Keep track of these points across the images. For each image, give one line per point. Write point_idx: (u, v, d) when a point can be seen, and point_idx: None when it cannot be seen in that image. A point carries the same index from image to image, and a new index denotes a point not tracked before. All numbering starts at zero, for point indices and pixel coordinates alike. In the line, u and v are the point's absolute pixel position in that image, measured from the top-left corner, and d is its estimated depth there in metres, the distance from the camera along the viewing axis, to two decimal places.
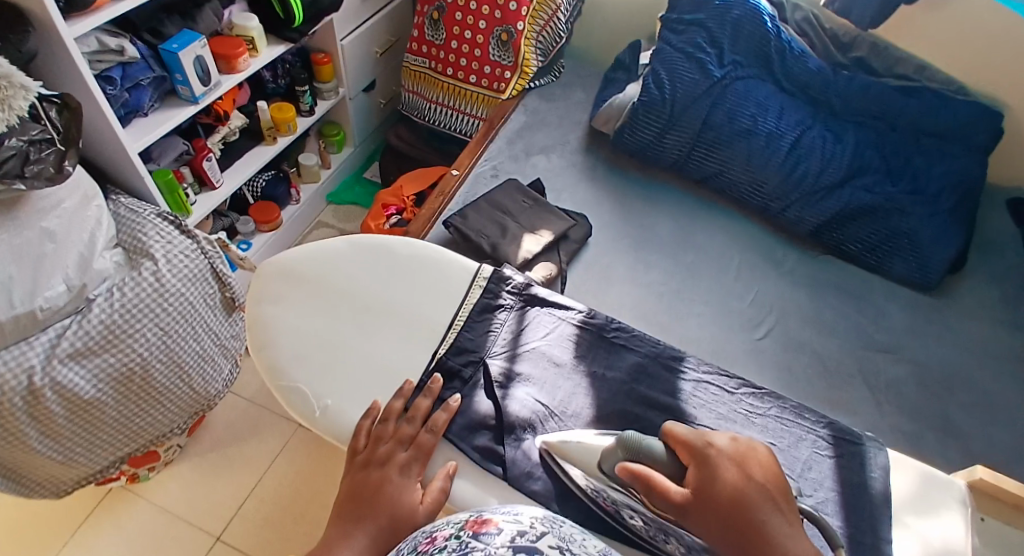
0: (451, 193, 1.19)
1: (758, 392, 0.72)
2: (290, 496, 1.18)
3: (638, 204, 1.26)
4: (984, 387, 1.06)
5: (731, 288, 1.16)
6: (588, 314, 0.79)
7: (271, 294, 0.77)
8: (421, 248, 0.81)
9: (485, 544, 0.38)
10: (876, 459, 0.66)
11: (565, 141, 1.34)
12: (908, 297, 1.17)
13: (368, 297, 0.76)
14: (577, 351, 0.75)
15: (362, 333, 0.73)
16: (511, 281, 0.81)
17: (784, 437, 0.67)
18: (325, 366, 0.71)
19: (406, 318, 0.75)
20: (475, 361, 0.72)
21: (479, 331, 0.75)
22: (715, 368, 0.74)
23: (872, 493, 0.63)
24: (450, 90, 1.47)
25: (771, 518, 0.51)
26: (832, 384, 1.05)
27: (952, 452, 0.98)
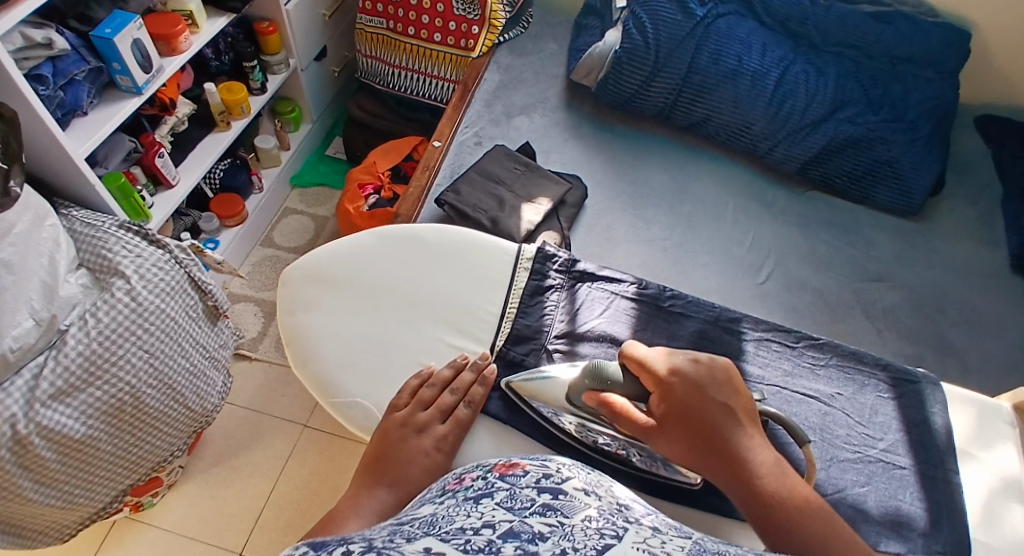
0: (436, 167, 1.13)
1: (817, 344, 0.72)
2: (308, 497, 1.13)
3: (629, 159, 1.24)
4: (973, 304, 1.09)
5: (729, 234, 1.15)
6: (639, 285, 0.77)
7: (304, 302, 0.75)
8: (447, 232, 0.80)
9: (509, 483, 0.39)
10: (935, 395, 0.67)
11: (545, 98, 1.30)
12: (894, 224, 1.19)
13: (407, 291, 0.75)
14: (636, 325, 0.73)
15: (410, 330, 0.71)
16: (556, 259, 0.80)
17: (848, 385, 0.68)
18: (370, 362, 0.70)
19: (450, 307, 0.73)
20: (536, 348, 0.71)
21: (533, 316, 0.74)
22: (773, 325, 0.73)
23: (936, 429, 0.65)
24: (414, 52, 1.39)
25: (732, 437, 0.52)
26: (835, 318, 1.06)
27: (952, 371, 1.01)
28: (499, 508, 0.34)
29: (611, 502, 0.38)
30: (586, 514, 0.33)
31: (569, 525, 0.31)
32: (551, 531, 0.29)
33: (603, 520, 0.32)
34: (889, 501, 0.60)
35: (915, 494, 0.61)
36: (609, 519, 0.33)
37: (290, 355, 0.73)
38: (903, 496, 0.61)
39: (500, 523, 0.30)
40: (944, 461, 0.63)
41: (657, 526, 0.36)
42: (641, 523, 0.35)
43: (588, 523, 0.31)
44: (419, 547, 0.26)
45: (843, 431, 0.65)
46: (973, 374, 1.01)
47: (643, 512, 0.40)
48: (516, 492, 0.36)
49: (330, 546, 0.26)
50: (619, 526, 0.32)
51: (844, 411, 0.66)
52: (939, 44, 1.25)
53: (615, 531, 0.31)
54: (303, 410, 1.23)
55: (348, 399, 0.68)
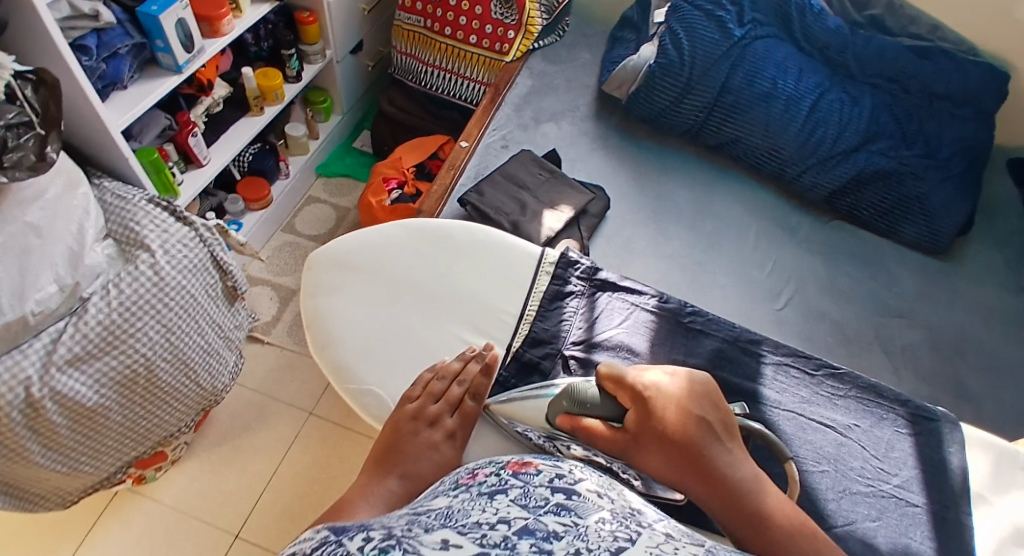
0: (461, 167, 1.14)
1: (837, 373, 0.71)
2: (307, 484, 1.14)
3: (654, 174, 1.24)
4: (994, 348, 1.07)
5: (751, 257, 1.14)
6: (660, 299, 0.77)
7: (327, 287, 0.76)
8: (474, 230, 0.80)
9: (523, 481, 0.38)
10: (953, 435, 0.66)
11: (575, 107, 1.30)
12: (918, 260, 1.18)
13: (429, 285, 0.75)
14: (653, 338, 0.73)
15: (429, 324, 0.72)
16: (579, 266, 0.80)
17: (865, 417, 0.68)
18: (387, 352, 0.70)
19: (471, 305, 0.73)
20: (553, 352, 0.72)
21: (552, 320, 0.74)
22: (794, 350, 0.72)
23: (952, 470, 0.64)
24: (449, 51, 1.40)
25: (717, 455, 0.53)
26: (851, 350, 1.05)
27: (968, 415, 0.99)
28: (513, 505, 0.33)
29: (624, 506, 0.37)
30: (600, 517, 0.33)
31: (584, 525, 0.31)
32: (566, 531, 0.29)
33: (617, 524, 0.32)
34: (900, 538, 0.59)
35: (926, 533, 0.60)
36: (622, 523, 0.33)
37: (308, 337, 0.73)
38: (915, 534, 0.60)
39: (516, 520, 0.30)
40: (958, 502, 0.62)
41: (670, 532, 0.35)
42: (654, 528, 0.34)
43: (603, 525, 0.31)
44: (436, 538, 0.27)
45: (857, 463, 0.64)
46: (989, 419, 0.99)
47: (654, 517, 0.39)
48: (530, 491, 0.36)
49: (349, 535, 0.27)
50: (632, 530, 0.32)
51: (859, 443, 0.66)
52: (978, 82, 1.23)
53: (629, 534, 0.31)
54: (309, 398, 1.24)
55: (362, 387, 0.68)
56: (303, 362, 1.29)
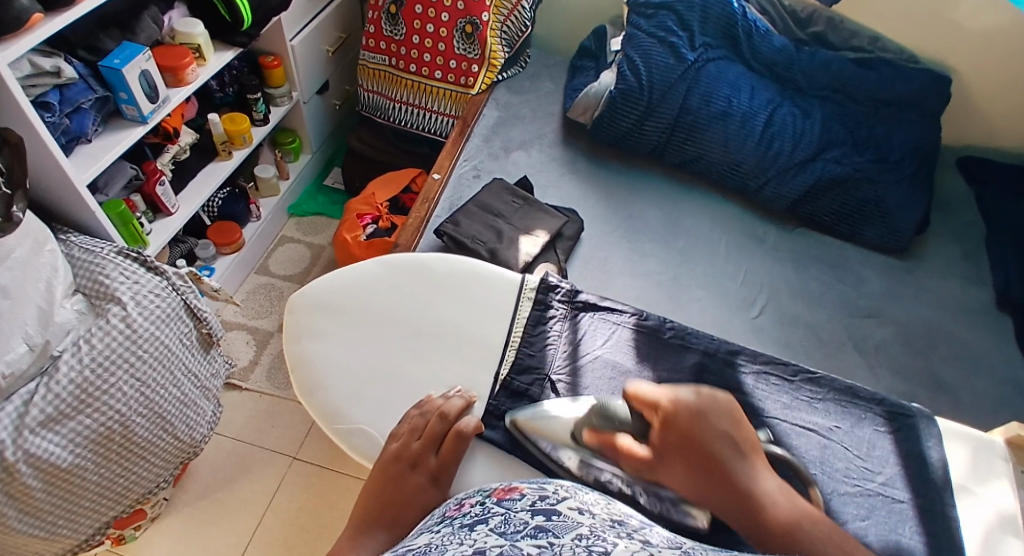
0: (435, 199, 1.14)
1: (814, 378, 0.73)
2: (296, 529, 1.11)
3: (623, 195, 1.28)
4: (961, 341, 1.12)
5: (722, 269, 1.18)
6: (640, 316, 0.78)
7: (310, 330, 0.75)
8: (454, 263, 0.81)
9: (505, 508, 0.39)
10: (930, 429, 0.68)
11: (542, 134, 1.34)
12: (881, 260, 1.23)
13: (415, 318, 0.75)
14: (638, 355, 0.73)
15: (418, 358, 0.72)
16: (559, 289, 0.80)
17: (846, 419, 0.70)
18: (376, 392, 0.70)
19: (457, 335, 0.74)
20: (541, 378, 0.71)
21: (538, 347, 0.74)
22: (771, 358, 0.74)
23: (933, 464, 0.65)
24: (415, 87, 1.42)
25: (740, 467, 0.51)
26: (826, 352, 1.08)
27: (942, 406, 1.02)
28: (493, 534, 0.34)
29: (605, 520, 0.38)
30: (577, 534, 0.33)
31: (559, 545, 0.31)
32: (541, 553, 0.29)
33: (593, 538, 0.32)
34: (889, 533, 0.60)
35: (915, 528, 0.61)
36: (599, 537, 0.33)
37: (294, 382, 0.73)
38: (902, 530, 0.61)
39: (491, 549, 0.30)
40: (942, 493, 0.63)
41: (648, 540, 0.35)
42: (633, 538, 0.35)
43: (578, 541, 0.31)
44: None
45: (842, 463, 0.65)
46: (964, 409, 1.02)
47: (638, 527, 0.39)
48: (510, 517, 0.37)
49: None
50: (608, 542, 0.32)
51: (842, 444, 0.67)
52: (922, 89, 1.30)
53: (605, 548, 0.31)
54: (294, 443, 1.21)
55: (353, 427, 0.67)
56: (285, 407, 1.27)
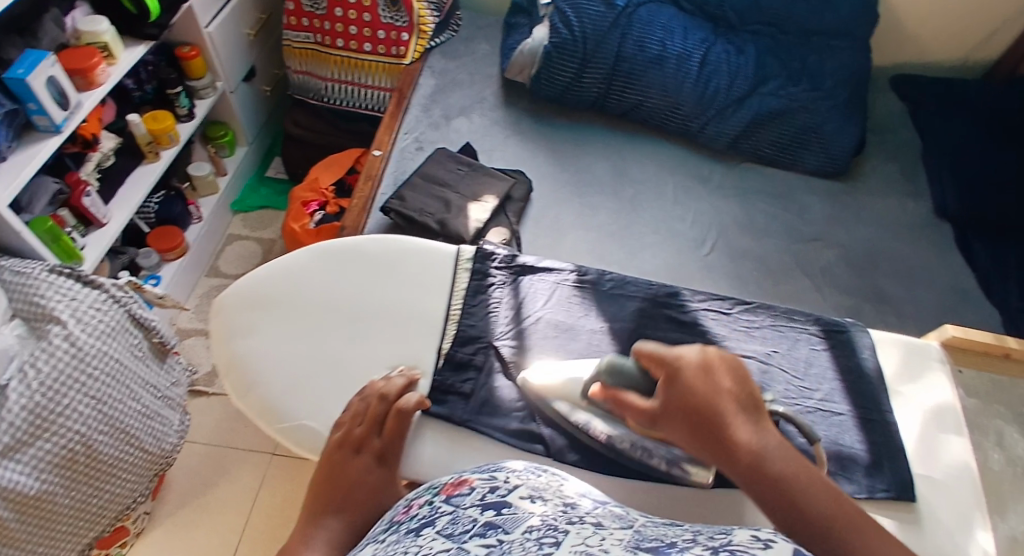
0: (378, 176, 1.12)
1: (750, 307, 0.74)
2: (282, 520, 1.12)
3: (570, 151, 1.27)
4: (902, 254, 1.17)
5: (673, 212, 1.20)
6: (579, 272, 0.76)
7: (241, 328, 0.73)
8: (388, 242, 0.79)
9: (453, 506, 0.39)
10: (863, 339, 0.71)
11: (482, 98, 1.32)
12: (822, 186, 1.26)
13: (348, 305, 0.74)
14: (579, 311, 0.72)
15: (355, 344, 0.71)
16: (496, 256, 0.80)
17: (783, 342, 0.71)
18: (315, 383, 0.69)
19: (393, 316, 0.73)
20: (483, 347, 0.71)
21: (478, 316, 0.73)
22: (708, 294, 0.74)
23: (868, 373, 0.69)
24: (345, 63, 1.37)
25: (743, 429, 0.47)
26: (777, 280, 1.12)
27: (888, 317, 1.08)
28: (440, 536, 0.34)
29: (555, 506, 0.39)
30: (527, 526, 0.34)
31: (508, 541, 0.31)
32: (489, 553, 0.30)
33: (545, 529, 0.33)
34: (830, 441, 0.63)
35: (855, 436, 0.64)
36: (551, 526, 0.34)
37: (231, 383, 0.71)
38: (842, 437, 0.64)
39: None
40: (879, 401, 0.66)
41: (600, 521, 0.36)
42: (584, 521, 0.36)
43: (528, 535, 0.32)
44: None
45: (782, 385, 0.67)
46: (907, 317, 1.08)
47: (590, 508, 0.41)
48: (459, 515, 0.37)
49: None
50: (560, 531, 0.33)
51: (781, 367, 0.69)
52: (850, 13, 1.31)
53: (555, 537, 0.31)
54: (270, 438, 1.21)
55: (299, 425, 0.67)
56: None
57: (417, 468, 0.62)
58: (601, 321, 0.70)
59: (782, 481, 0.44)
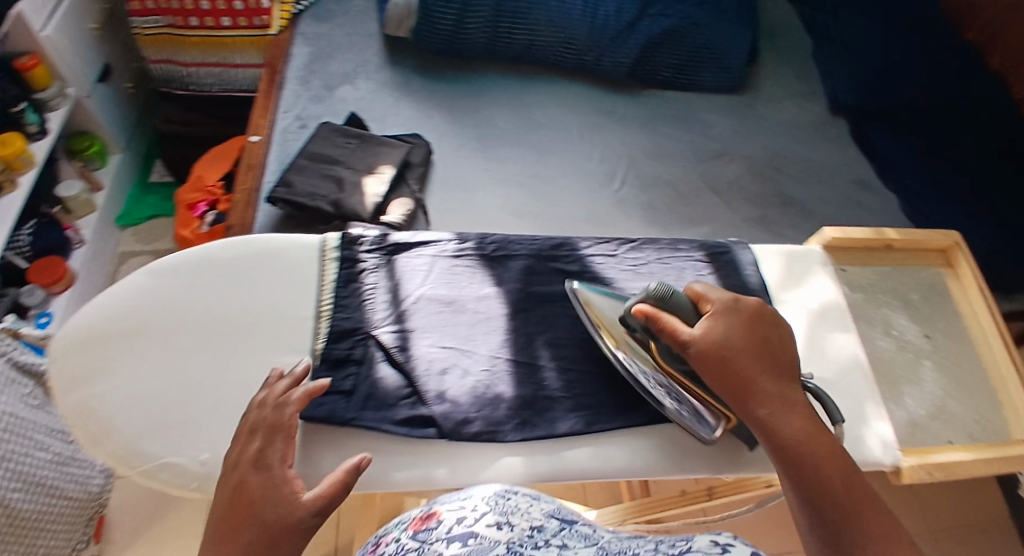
0: (260, 163, 1.05)
1: (636, 244, 0.72)
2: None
3: (467, 104, 1.22)
4: (803, 155, 1.18)
5: (580, 151, 1.18)
6: (459, 241, 0.70)
7: (80, 373, 0.57)
8: (241, 242, 0.66)
9: (420, 541, 0.45)
10: (745, 255, 0.72)
11: (365, 60, 1.24)
12: (722, 102, 1.26)
13: (207, 319, 0.60)
14: (464, 283, 0.67)
15: (220, 363, 0.58)
16: (364, 239, 0.68)
17: (671, 273, 0.70)
18: (179, 419, 0.56)
19: (263, 322, 0.61)
20: (360, 338, 0.61)
21: (352, 307, 0.63)
22: (596, 238, 0.73)
23: (751, 287, 0.69)
24: (206, 43, 1.28)
25: (771, 406, 0.52)
26: (689, 202, 1.12)
27: (795, 220, 1.10)
28: None
29: (521, 531, 0.46)
30: None
31: None
32: None
33: None
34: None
35: None
36: None
37: (80, 439, 0.55)
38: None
39: None
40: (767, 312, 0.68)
41: (564, 544, 0.46)
42: (548, 545, 0.45)
43: None
44: None
45: None
46: (814, 217, 1.11)
47: (557, 529, 0.48)
48: (428, 550, 0.44)
49: None
50: None
51: None
52: None
53: None
54: None
55: (185, 471, 0.54)
56: None
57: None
58: (492, 287, 0.67)
59: (811, 469, 0.48)
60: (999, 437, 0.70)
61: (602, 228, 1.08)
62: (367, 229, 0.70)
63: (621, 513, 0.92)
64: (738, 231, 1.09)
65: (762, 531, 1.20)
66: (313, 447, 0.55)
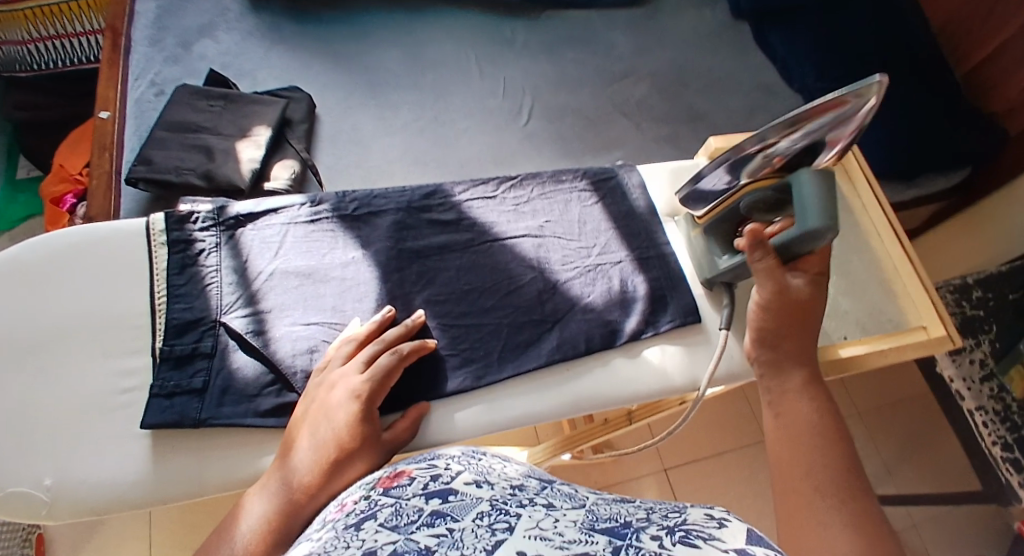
0: (116, 142, 0.94)
1: (514, 182, 0.71)
2: (185, 526, 1.10)
3: (349, 47, 1.11)
4: (710, 64, 1.14)
5: (480, 87, 1.10)
6: (313, 203, 0.65)
7: None
8: (48, 242, 0.59)
9: (393, 498, 0.36)
10: (631, 179, 0.72)
11: (223, 9, 1.11)
12: (622, 15, 1.19)
13: (22, 333, 0.55)
14: (323, 249, 0.63)
15: (50, 378, 0.54)
16: (196, 216, 0.62)
17: (554, 209, 0.70)
18: (11, 444, 0.52)
19: (91, 326, 0.57)
20: (206, 328, 0.57)
21: (193, 295, 0.58)
22: (470, 181, 0.70)
23: (638, 212, 0.70)
24: (42, 14, 1.18)
25: (787, 365, 0.54)
26: (599, 129, 1.07)
27: (704, 134, 1.08)
28: (383, 528, 0.31)
29: (504, 489, 0.38)
30: (478, 512, 0.33)
31: (459, 529, 0.31)
32: (439, 544, 0.29)
33: (495, 514, 0.32)
34: (612, 289, 0.65)
35: (635, 277, 0.66)
36: (502, 510, 0.33)
37: None
38: (626, 282, 0.66)
39: (383, 547, 0.29)
40: (656, 242, 0.68)
41: (552, 502, 0.36)
42: (535, 504, 0.35)
43: (479, 521, 0.31)
44: None
45: (556, 256, 0.66)
46: (722, 128, 1.08)
47: (539, 487, 0.40)
48: (402, 506, 0.34)
49: None
50: (513, 514, 0.32)
51: (555, 235, 0.68)
52: None
53: (508, 522, 0.31)
54: None
55: (35, 499, 0.51)
56: None
57: (212, 492, 0.54)
58: (357, 250, 0.64)
59: (798, 425, 0.49)
60: (895, 326, 0.71)
61: (511, 167, 1.03)
62: (199, 203, 0.64)
63: (552, 448, 0.92)
64: (650, 153, 1.06)
65: (705, 441, 1.24)
66: (172, 451, 0.54)
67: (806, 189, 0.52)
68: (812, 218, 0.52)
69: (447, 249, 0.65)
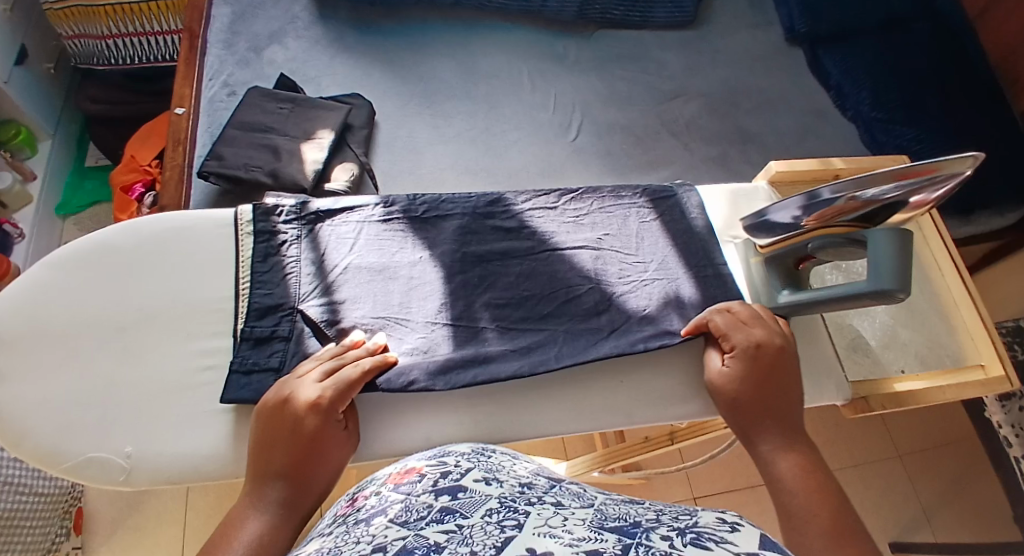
0: (190, 137, 0.99)
1: (575, 195, 0.73)
2: (221, 509, 1.13)
3: (408, 57, 1.15)
4: (762, 88, 1.15)
5: (532, 101, 1.12)
6: (385, 204, 0.69)
7: None
8: (142, 226, 0.63)
9: (403, 494, 0.37)
10: (689, 199, 0.74)
11: (293, 17, 1.16)
12: (675, 37, 1.21)
13: (112, 310, 0.59)
14: (394, 248, 0.66)
15: (135, 355, 0.58)
16: (281, 209, 0.66)
17: (612, 223, 0.71)
18: (97, 413, 0.56)
19: (175, 308, 0.60)
20: (285, 314, 0.61)
21: (274, 282, 0.62)
22: (532, 191, 0.72)
23: (695, 230, 0.71)
24: (120, 11, 1.21)
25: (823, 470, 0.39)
26: (647, 147, 1.09)
27: (753, 157, 1.09)
28: (393, 524, 0.32)
29: (512, 486, 0.38)
30: (487, 509, 0.33)
31: (468, 526, 0.31)
32: (448, 539, 0.30)
33: (504, 511, 0.33)
34: (667, 303, 0.66)
35: (689, 293, 0.67)
36: (510, 507, 0.34)
37: None
38: (682, 298, 0.67)
39: (393, 543, 0.30)
40: (712, 259, 0.69)
41: (559, 501, 0.36)
42: (543, 502, 0.35)
43: (488, 518, 0.32)
44: None
45: (612, 268, 0.68)
46: (771, 153, 1.09)
47: (548, 485, 0.41)
48: (411, 503, 0.35)
49: None
50: (521, 512, 0.33)
51: (612, 249, 0.69)
52: None
53: (516, 519, 0.32)
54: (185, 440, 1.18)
55: (114, 465, 0.55)
56: None
57: None
58: (424, 251, 0.66)
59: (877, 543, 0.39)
60: (953, 362, 0.71)
61: (559, 179, 1.06)
62: (283, 197, 0.67)
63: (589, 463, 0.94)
64: (697, 173, 1.07)
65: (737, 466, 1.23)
66: (245, 432, 0.57)
67: (883, 247, 0.55)
68: (883, 280, 0.54)
69: (510, 256, 0.67)
